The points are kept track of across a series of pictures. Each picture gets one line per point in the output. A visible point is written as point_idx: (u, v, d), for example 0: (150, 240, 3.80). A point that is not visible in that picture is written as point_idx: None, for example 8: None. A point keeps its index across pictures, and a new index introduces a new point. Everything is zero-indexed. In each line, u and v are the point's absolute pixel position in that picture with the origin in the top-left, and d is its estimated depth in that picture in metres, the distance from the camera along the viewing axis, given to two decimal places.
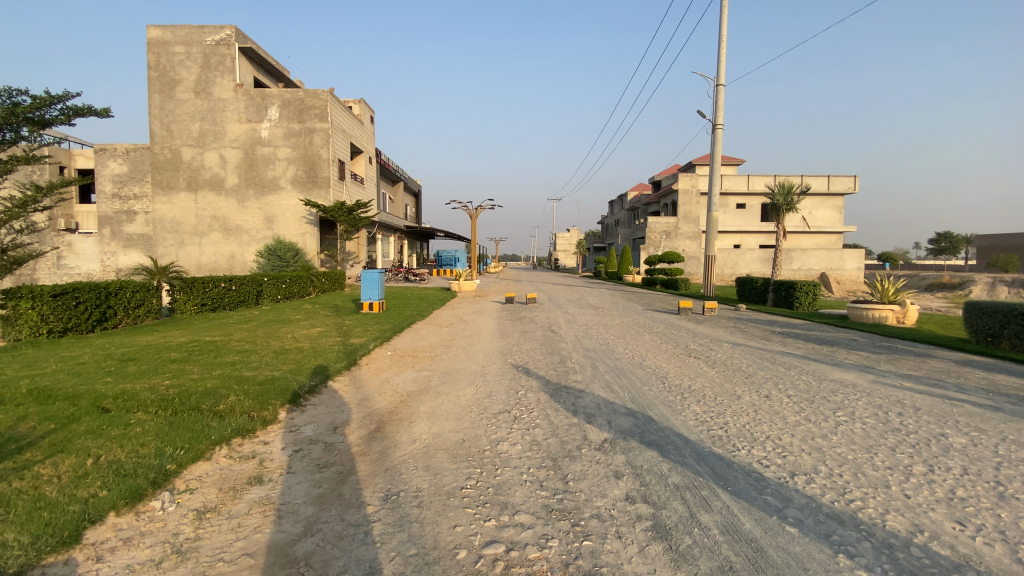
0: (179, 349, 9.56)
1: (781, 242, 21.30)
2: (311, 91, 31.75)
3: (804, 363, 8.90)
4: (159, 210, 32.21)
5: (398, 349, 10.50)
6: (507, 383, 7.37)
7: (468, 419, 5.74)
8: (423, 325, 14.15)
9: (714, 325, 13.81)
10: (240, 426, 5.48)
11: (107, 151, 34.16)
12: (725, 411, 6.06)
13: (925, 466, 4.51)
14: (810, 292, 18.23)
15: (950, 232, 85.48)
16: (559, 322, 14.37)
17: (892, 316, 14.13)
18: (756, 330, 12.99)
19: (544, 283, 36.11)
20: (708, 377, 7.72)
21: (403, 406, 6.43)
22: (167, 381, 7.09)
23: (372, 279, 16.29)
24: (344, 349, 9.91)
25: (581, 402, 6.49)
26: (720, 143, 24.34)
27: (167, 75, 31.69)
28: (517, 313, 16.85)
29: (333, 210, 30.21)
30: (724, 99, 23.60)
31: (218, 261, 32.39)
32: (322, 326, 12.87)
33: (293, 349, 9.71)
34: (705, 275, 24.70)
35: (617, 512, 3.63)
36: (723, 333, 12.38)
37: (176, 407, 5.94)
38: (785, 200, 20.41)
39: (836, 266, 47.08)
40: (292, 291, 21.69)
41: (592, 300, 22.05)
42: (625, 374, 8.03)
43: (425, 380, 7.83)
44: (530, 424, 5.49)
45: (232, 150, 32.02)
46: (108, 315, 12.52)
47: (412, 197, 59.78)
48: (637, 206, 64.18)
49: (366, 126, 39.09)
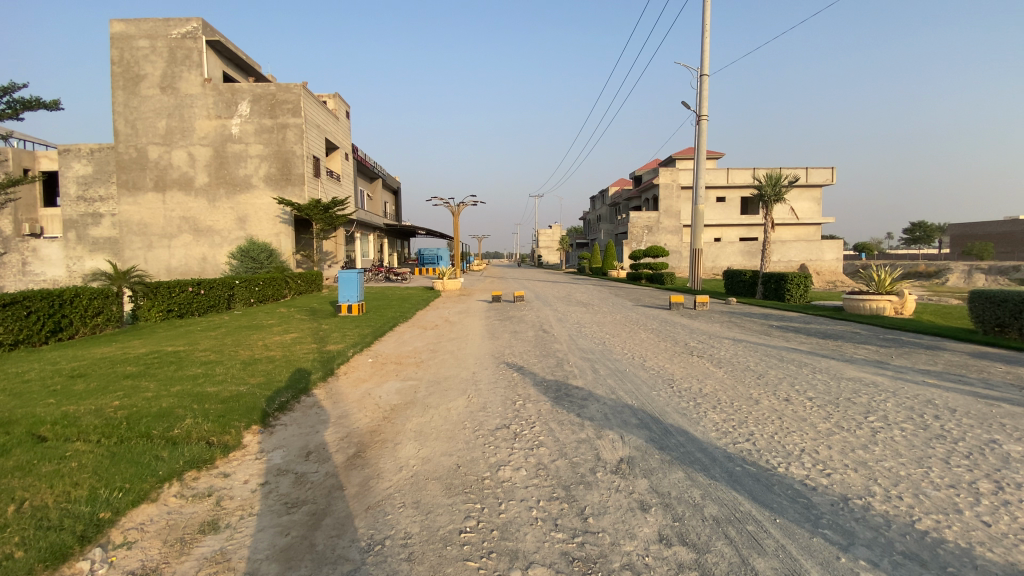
0: (137, 362, 8.65)
1: (769, 233, 20.92)
2: (284, 86, 30.55)
3: (815, 360, 8.36)
4: (125, 212, 30.79)
5: (380, 355, 9.72)
6: (501, 392, 6.66)
7: (461, 439, 5.03)
8: (406, 327, 13.41)
9: (709, 320, 13.30)
10: (194, 457, 4.68)
11: (70, 151, 32.58)
12: (748, 418, 5.44)
13: (992, 484, 3.93)
14: (801, 284, 17.87)
15: (924, 222, 86.89)
16: (549, 321, 13.70)
17: (891, 307, 13.82)
18: (754, 325, 12.49)
19: (528, 281, 35.41)
20: (720, 379, 7.13)
21: (385, 424, 5.67)
22: (117, 402, 6.23)
23: (350, 279, 15.43)
24: (321, 357, 9.10)
25: (587, 411, 5.82)
26: (704, 134, 23.93)
27: (130, 70, 30.24)
28: (504, 311, 16.17)
29: (309, 209, 29.08)
30: (708, 89, 23.16)
31: (189, 264, 31.03)
32: (297, 331, 12.01)
33: (264, 359, 8.86)
34: (692, 269, 24.32)
35: (654, 560, 2.98)
36: (722, 329, 11.83)
37: (121, 436, 5.10)
38: (774, 190, 20.00)
39: (816, 257, 47.41)
40: (267, 294, 20.68)
41: (579, 296, 21.50)
42: (629, 378, 7.37)
43: (410, 391, 7.07)
44: (532, 443, 4.79)
45: (201, 147, 30.69)
46: (64, 325, 11.51)
47: (391, 195, 58.64)
48: (619, 201, 63.94)
49: (342, 122, 37.93)
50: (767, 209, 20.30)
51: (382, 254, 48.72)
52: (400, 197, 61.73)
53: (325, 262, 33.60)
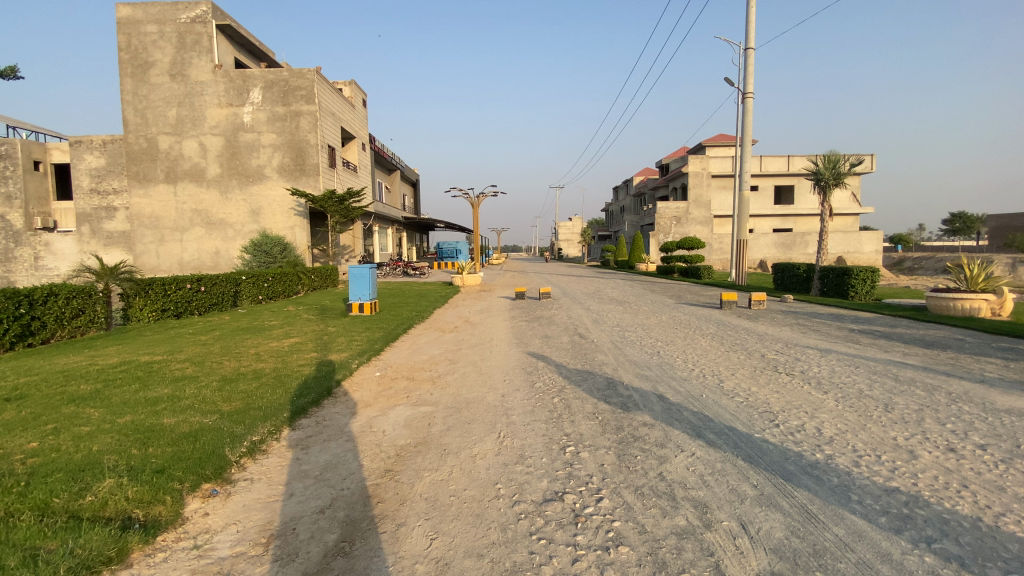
0: (96, 378, 7.13)
1: (826, 222, 18.78)
2: (296, 71, 29.17)
3: (943, 381, 6.48)
4: (136, 204, 29.83)
5: (390, 367, 8.12)
6: (544, 432, 4.92)
7: (498, 523, 3.32)
8: (422, 330, 11.82)
9: (773, 323, 11.44)
10: (90, 555, 3.06)
11: (83, 144, 31.82)
12: (921, 488, 3.66)
13: None
14: (868, 279, 15.86)
15: (966, 212, 81.69)
16: (585, 323, 11.97)
17: (987, 308, 11.83)
18: (831, 330, 10.53)
19: (552, 275, 33.65)
20: (836, 413, 5.32)
21: (386, 486, 3.98)
22: (32, 446, 4.65)
23: (361, 275, 13.91)
24: (318, 370, 7.50)
25: (672, 466, 4.09)
26: (749, 114, 21.84)
27: (140, 57, 29.17)
28: (531, 311, 14.54)
29: (323, 200, 27.66)
30: (754, 64, 21.13)
31: (201, 259, 29.96)
32: (299, 335, 10.47)
33: (250, 373, 7.29)
34: (737, 262, 22.33)
35: None
36: (795, 335, 9.95)
37: (4, 510, 3.51)
38: (833, 173, 17.88)
39: (853, 250, 44.70)
40: (276, 290, 19.30)
41: (611, 293, 19.73)
42: (709, 408, 5.62)
43: (423, 425, 5.37)
44: (607, 541, 3.06)
45: (212, 137, 29.54)
46: (35, 327, 10.17)
47: (410, 187, 57.21)
48: (644, 191, 61.59)
49: (359, 110, 36.54)
50: (823, 195, 18.19)
51: (400, 247, 47.33)
52: (419, 189, 60.35)
53: (341, 257, 32.27)
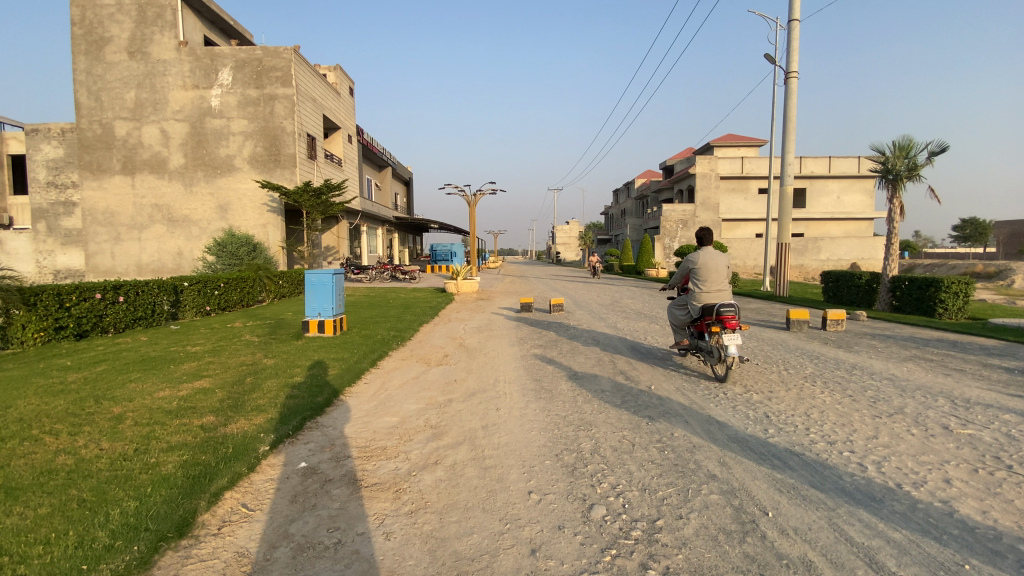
0: None
1: (895, 222, 15.63)
2: (271, 50, 25.94)
3: None
4: (89, 198, 26.43)
5: (331, 445, 4.82)
6: None
7: None
8: (398, 360, 8.58)
9: (885, 357, 8.24)
10: None
11: (40, 132, 28.47)
12: None
13: None
14: (961, 293, 12.60)
15: (975, 217, 78.23)
16: (622, 353, 8.78)
17: None
18: (982, 371, 7.32)
19: (555, 280, 30.60)
20: None
21: None
22: None
23: (321, 284, 10.66)
24: (190, 466, 4.12)
25: None
26: (794, 97, 18.73)
27: (96, 33, 25.87)
28: (541, 330, 11.33)
29: (297, 194, 24.37)
30: (800, 38, 18.15)
31: (162, 260, 26.59)
32: (214, 373, 7.15)
33: (64, 473, 3.95)
34: (777, 269, 19.17)
35: None
36: (945, 382, 6.72)
37: None
38: (905, 163, 14.79)
39: (869, 257, 41.72)
40: (230, 299, 15.97)
41: (632, 304, 16.59)
42: None
43: None
44: None
45: (176, 123, 26.20)
46: None
47: (402, 186, 54.05)
48: (647, 194, 58.65)
49: (344, 99, 33.36)
50: (892, 190, 15.04)
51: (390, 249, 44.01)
52: (412, 188, 57.09)
53: (320, 258, 29.02)
